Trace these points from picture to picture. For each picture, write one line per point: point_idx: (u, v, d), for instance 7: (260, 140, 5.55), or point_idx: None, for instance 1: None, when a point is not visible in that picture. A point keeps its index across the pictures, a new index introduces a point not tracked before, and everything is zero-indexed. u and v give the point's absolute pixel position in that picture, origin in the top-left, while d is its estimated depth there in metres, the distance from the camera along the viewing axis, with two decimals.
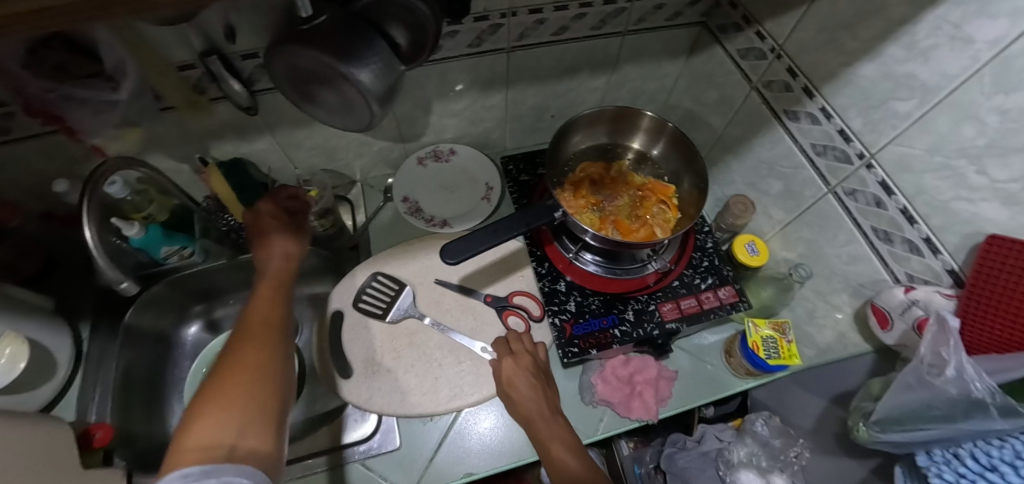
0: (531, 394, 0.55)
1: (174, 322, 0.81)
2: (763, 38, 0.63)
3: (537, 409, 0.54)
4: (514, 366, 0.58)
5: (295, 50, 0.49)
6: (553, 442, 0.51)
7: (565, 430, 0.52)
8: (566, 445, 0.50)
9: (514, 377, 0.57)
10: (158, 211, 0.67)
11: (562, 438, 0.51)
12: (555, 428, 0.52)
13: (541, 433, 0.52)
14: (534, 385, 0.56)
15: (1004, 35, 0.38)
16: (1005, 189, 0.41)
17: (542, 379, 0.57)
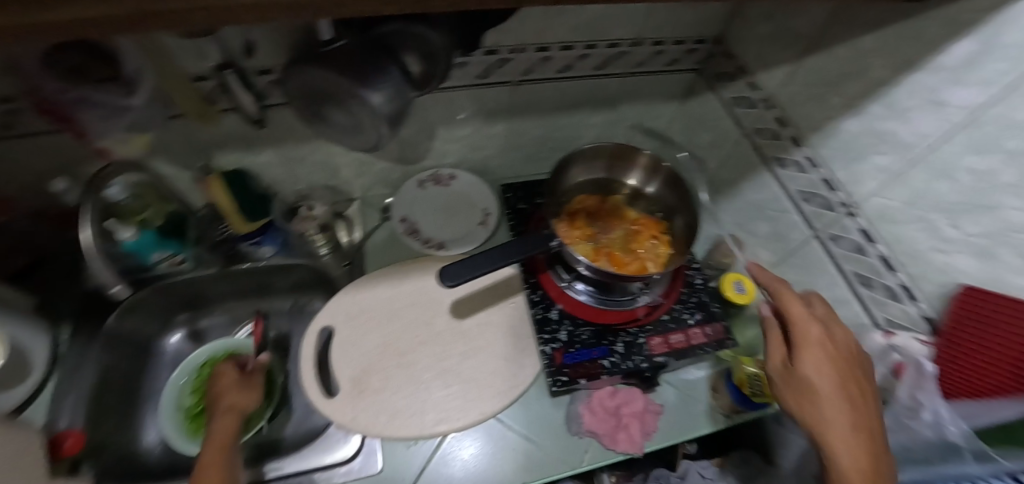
0: (819, 390, 0.50)
1: (156, 331, 0.78)
2: (754, 88, 0.67)
3: (830, 405, 0.49)
4: (816, 343, 0.53)
5: (314, 71, 0.52)
6: (843, 447, 0.47)
7: (869, 445, 0.47)
8: (863, 462, 0.46)
9: (806, 351, 0.53)
10: (154, 216, 0.68)
11: (857, 454, 0.47)
12: (848, 438, 0.47)
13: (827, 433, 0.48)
14: (832, 356, 0.52)
15: (975, 102, 0.42)
16: (977, 242, 0.45)
17: (845, 377, 0.50)
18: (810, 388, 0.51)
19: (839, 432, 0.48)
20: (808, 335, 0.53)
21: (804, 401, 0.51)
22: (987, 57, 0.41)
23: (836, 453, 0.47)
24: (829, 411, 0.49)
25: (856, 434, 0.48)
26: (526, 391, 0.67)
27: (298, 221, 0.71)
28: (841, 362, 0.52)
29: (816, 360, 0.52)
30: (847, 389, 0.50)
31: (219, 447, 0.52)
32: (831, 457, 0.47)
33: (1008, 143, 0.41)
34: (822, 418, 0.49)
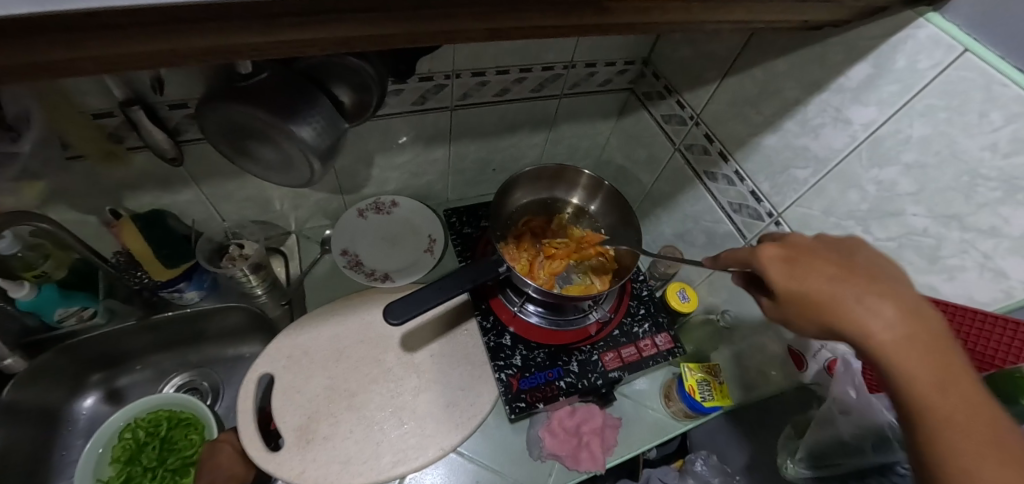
0: (867, 307, 0.31)
1: (66, 395, 0.69)
2: (683, 106, 0.70)
3: (878, 323, 0.31)
4: (807, 252, 0.36)
5: (229, 108, 0.47)
6: (939, 389, 0.28)
7: (948, 359, 0.29)
8: (971, 403, 0.27)
9: (807, 268, 0.35)
10: (55, 269, 0.59)
11: (962, 395, 0.28)
12: (922, 365, 0.29)
13: (901, 369, 0.29)
14: (844, 270, 0.34)
15: (874, 119, 0.47)
16: (887, 246, 0.49)
17: (866, 273, 0.33)
18: (846, 310, 0.32)
19: (911, 354, 0.29)
20: (795, 251, 0.37)
21: (859, 334, 0.31)
22: (882, 79, 0.46)
23: (929, 398, 0.28)
24: (889, 333, 0.30)
25: (939, 357, 0.29)
26: (485, 419, 0.65)
27: (227, 263, 0.66)
28: (849, 258, 0.35)
29: (824, 273, 0.34)
30: (891, 290, 0.32)
31: None
32: (918, 403, 0.28)
33: (904, 156, 0.45)
34: (886, 350, 0.30)
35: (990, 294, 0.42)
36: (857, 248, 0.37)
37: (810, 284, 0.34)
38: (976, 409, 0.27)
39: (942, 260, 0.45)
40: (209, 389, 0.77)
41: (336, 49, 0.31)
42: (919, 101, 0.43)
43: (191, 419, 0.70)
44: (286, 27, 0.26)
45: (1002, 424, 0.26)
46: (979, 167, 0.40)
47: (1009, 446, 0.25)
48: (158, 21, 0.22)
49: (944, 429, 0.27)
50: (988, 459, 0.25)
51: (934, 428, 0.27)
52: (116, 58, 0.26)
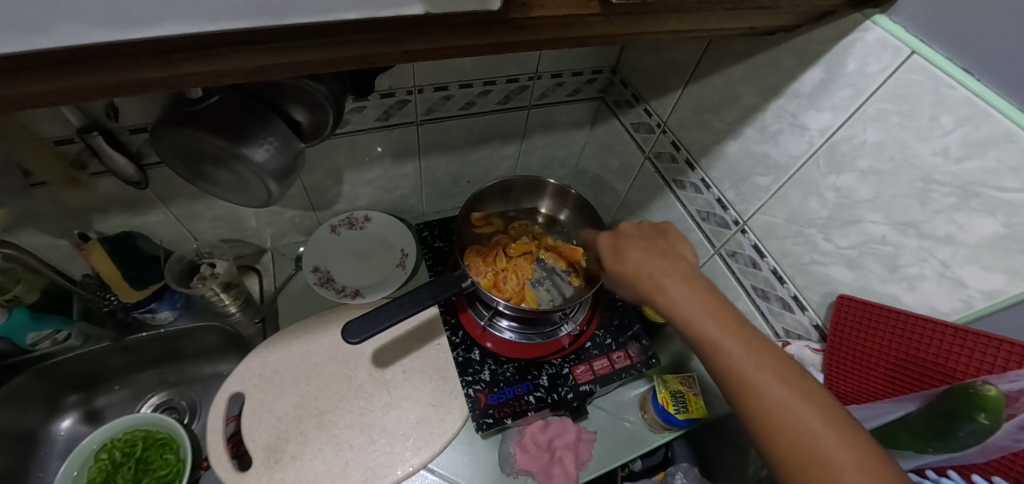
0: (659, 278, 0.42)
1: (42, 417, 0.70)
2: (650, 114, 0.70)
3: (671, 281, 0.41)
4: (625, 243, 0.48)
5: (180, 132, 0.47)
6: (706, 318, 0.37)
7: (714, 300, 0.39)
8: (729, 323, 0.37)
9: (625, 254, 0.47)
10: (26, 292, 0.60)
11: (722, 321, 0.37)
12: (693, 310, 0.38)
13: (680, 311, 0.39)
14: (649, 253, 0.45)
15: (829, 125, 0.46)
16: (848, 254, 0.48)
17: (658, 253, 0.45)
18: (650, 282, 0.43)
19: (685, 306, 0.39)
20: (620, 242, 0.48)
21: (657, 296, 0.42)
22: (834, 84, 0.44)
23: (699, 330, 0.37)
24: (675, 294, 0.40)
25: (707, 298, 0.39)
26: (455, 437, 0.64)
27: (197, 283, 0.66)
28: (657, 240, 0.47)
29: (638, 255, 0.45)
30: (674, 262, 0.43)
31: None
32: (697, 336, 0.37)
33: (860, 162, 0.44)
34: (673, 308, 0.40)
35: (951, 303, 0.41)
36: (666, 234, 0.48)
37: (627, 268, 0.45)
38: (732, 331, 0.36)
39: (902, 269, 0.43)
40: (186, 408, 0.78)
41: (251, 77, 0.30)
42: (872, 105, 0.42)
43: (167, 438, 0.70)
44: (178, 63, 0.25)
45: (754, 338, 0.36)
46: (932, 172, 0.39)
47: (748, 344, 0.35)
48: (37, 65, 0.22)
49: (715, 352, 0.36)
50: (741, 359, 0.34)
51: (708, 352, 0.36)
52: (21, 99, 0.26)
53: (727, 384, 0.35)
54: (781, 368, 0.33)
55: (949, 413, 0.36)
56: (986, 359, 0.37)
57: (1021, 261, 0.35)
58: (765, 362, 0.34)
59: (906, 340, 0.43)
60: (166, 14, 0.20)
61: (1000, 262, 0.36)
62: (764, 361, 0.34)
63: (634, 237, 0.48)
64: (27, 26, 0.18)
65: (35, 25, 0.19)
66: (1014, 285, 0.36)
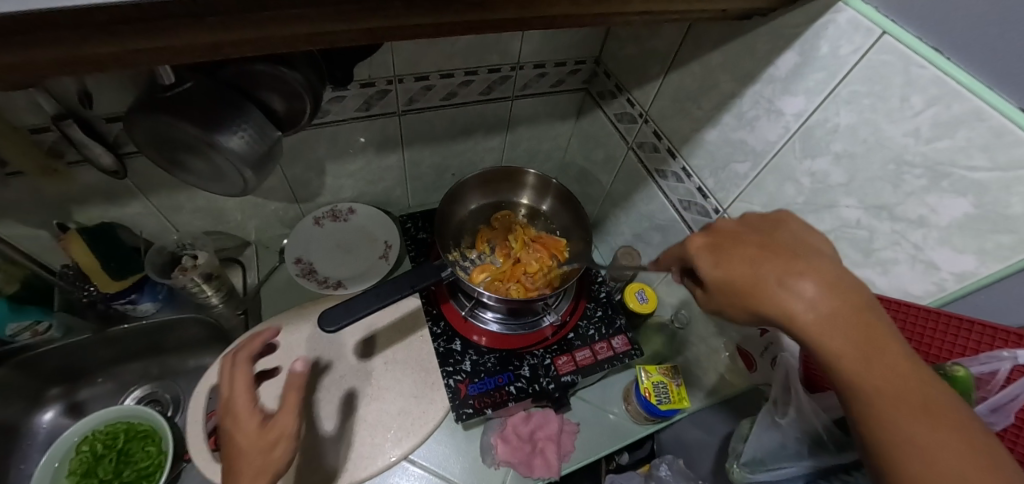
0: (791, 290, 0.29)
1: (23, 410, 0.70)
2: (632, 104, 0.69)
3: (816, 301, 0.28)
4: (729, 238, 0.35)
5: (155, 119, 0.47)
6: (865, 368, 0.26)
7: (879, 332, 0.27)
8: (908, 383, 0.25)
9: (731, 253, 0.33)
10: (5, 282, 0.60)
11: (891, 370, 0.26)
12: (845, 346, 0.27)
13: (826, 345, 0.27)
14: (771, 249, 0.32)
15: (804, 109, 0.46)
16: (824, 240, 0.47)
17: (784, 249, 0.32)
18: (779, 298, 0.29)
19: (834, 336, 0.27)
20: (724, 241, 0.35)
21: (786, 314, 0.29)
22: (807, 68, 0.44)
23: (855, 378, 0.26)
24: (817, 316, 0.28)
25: (871, 335, 0.27)
26: (436, 428, 0.64)
27: (178, 274, 0.66)
28: (777, 235, 0.33)
29: (754, 256, 0.32)
30: (813, 261, 0.30)
31: (275, 433, 0.46)
32: (852, 388, 0.26)
33: (834, 145, 0.44)
34: (813, 335, 0.28)
35: (923, 287, 0.40)
36: (787, 226, 0.34)
37: (734, 272, 0.32)
38: (908, 389, 0.25)
39: (877, 253, 0.43)
40: (170, 401, 0.78)
41: (211, 55, 0.30)
42: (845, 88, 0.42)
43: (148, 431, 0.70)
44: (129, 36, 0.25)
45: (939, 404, 0.25)
46: (904, 153, 0.38)
47: (934, 417, 0.24)
48: None
49: (878, 416, 0.25)
50: (928, 441, 0.23)
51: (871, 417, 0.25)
52: None
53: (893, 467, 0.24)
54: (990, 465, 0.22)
55: None
56: (961, 342, 0.37)
57: (991, 242, 0.35)
58: (966, 449, 0.23)
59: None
60: None
61: (972, 244, 0.36)
62: (964, 447, 0.23)
63: (744, 230, 0.35)
64: None
65: None
66: (986, 265, 0.35)
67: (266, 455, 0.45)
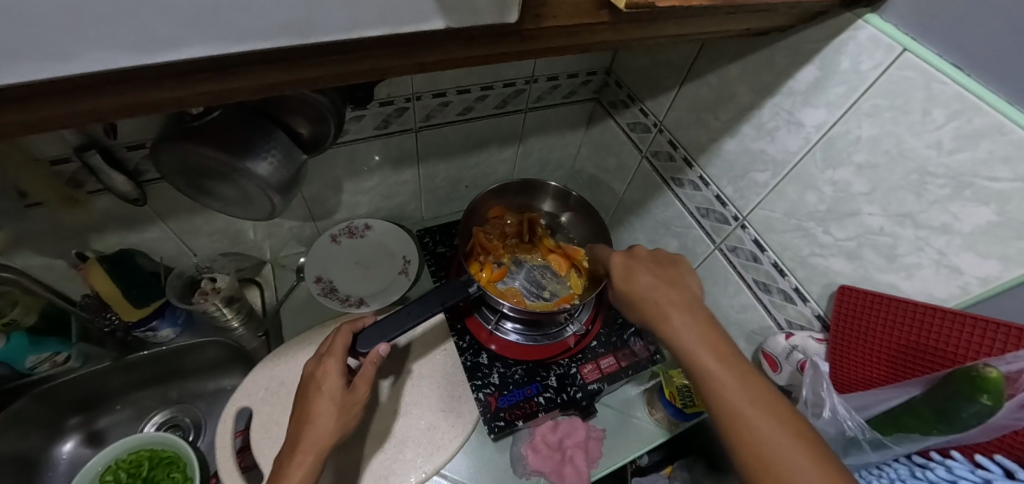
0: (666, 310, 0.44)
1: (43, 441, 0.69)
2: (646, 114, 0.71)
3: (675, 311, 0.43)
4: (637, 265, 0.50)
5: (182, 147, 0.46)
6: (708, 358, 0.39)
7: (720, 339, 0.41)
8: (733, 366, 0.38)
9: (636, 276, 0.49)
10: (25, 315, 0.59)
11: (727, 361, 0.39)
12: (700, 345, 0.40)
13: (684, 344, 0.41)
14: (664, 278, 0.47)
15: (825, 121, 0.47)
16: (846, 246, 0.49)
17: (668, 280, 0.47)
18: (655, 310, 0.45)
19: (691, 339, 0.41)
20: (631, 262, 0.51)
21: (662, 323, 0.44)
22: (829, 81, 0.46)
23: (703, 366, 0.39)
24: (681, 328, 0.42)
25: (714, 339, 0.41)
26: (466, 441, 0.64)
27: (199, 299, 0.66)
28: (666, 269, 0.49)
29: (643, 278, 0.48)
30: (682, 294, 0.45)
31: (346, 404, 0.52)
32: (697, 372, 0.39)
33: (855, 156, 0.45)
34: (679, 340, 0.42)
35: (948, 290, 0.42)
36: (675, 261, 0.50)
37: (634, 292, 0.47)
38: (734, 371, 0.38)
39: (900, 258, 0.45)
40: (190, 424, 0.77)
41: (266, 93, 0.30)
42: (866, 102, 0.43)
43: (172, 456, 0.69)
44: (197, 83, 0.25)
45: (755, 381, 0.37)
46: (927, 164, 0.40)
47: (749, 387, 0.37)
48: (58, 90, 0.22)
49: (714, 387, 0.38)
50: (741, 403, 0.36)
51: (708, 390, 0.38)
52: (33, 123, 0.25)
53: (723, 423, 0.36)
54: (776, 410, 0.35)
55: (950, 395, 0.38)
56: (985, 344, 0.39)
57: (1013, 247, 0.37)
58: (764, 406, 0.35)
59: (909, 328, 0.44)
60: (197, 35, 0.21)
61: (995, 249, 0.38)
62: (763, 405, 0.35)
63: (647, 259, 0.50)
64: (58, 54, 0.19)
65: (65, 52, 0.19)
66: (1009, 270, 0.37)
67: (336, 421, 0.50)
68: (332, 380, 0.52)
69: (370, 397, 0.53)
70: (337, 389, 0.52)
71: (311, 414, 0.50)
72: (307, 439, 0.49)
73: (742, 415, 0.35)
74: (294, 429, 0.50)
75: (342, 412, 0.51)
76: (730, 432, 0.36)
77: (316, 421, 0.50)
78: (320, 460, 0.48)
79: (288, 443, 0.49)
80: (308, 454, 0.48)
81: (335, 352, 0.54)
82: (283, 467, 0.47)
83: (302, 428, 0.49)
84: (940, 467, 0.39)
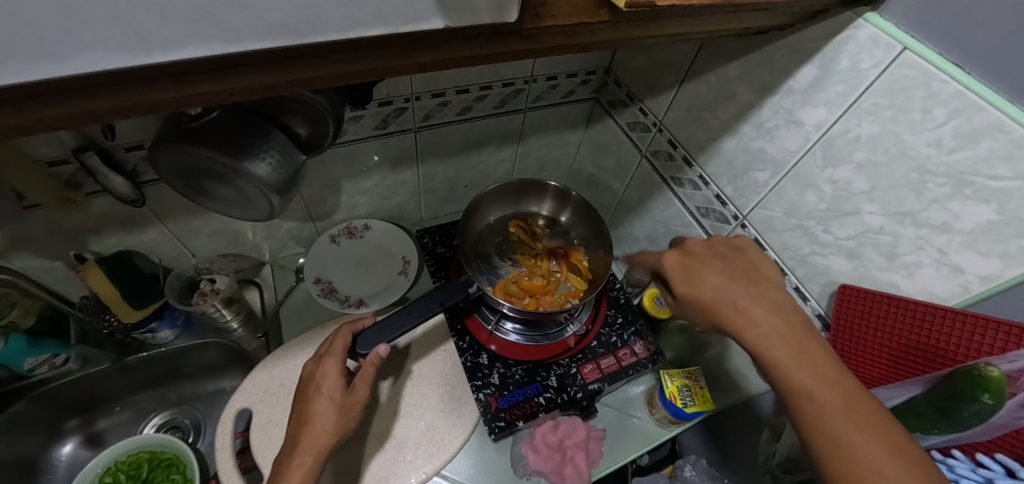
0: (741, 312, 0.41)
1: (42, 444, 0.69)
2: (645, 113, 0.71)
3: (753, 313, 0.40)
4: (699, 262, 0.47)
5: (180, 148, 0.46)
6: (795, 364, 0.36)
7: (807, 342, 0.38)
8: (827, 378, 0.35)
9: (701, 274, 0.46)
10: (22, 317, 0.59)
11: (815, 367, 0.36)
12: (784, 352, 0.37)
13: (762, 349, 0.38)
14: (736, 275, 0.44)
15: (824, 119, 0.47)
16: (846, 245, 0.49)
17: (739, 277, 0.44)
18: (730, 312, 0.41)
19: (773, 345, 0.38)
20: (691, 260, 0.47)
21: (736, 326, 0.41)
22: (828, 80, 0.46)
23: (789, 373, 0.36)
24: (760, 331, 0.39)
25: (802, 343, 0.38)
26: (466, 441, 0.64)
27: (198, 300, 0.66)
28: (737, 265, 0.46)
29: (771, 269, 0.45)
30: (759, 292, 0.42)
31: (345, 405, 0.52)
32: (782, 379, 0.37)
33: (855, 155, 0.45)
34: (759, 344, 0.39)
35: (949, 289, 0.42)
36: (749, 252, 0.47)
37: (700, 290, 0.44)
38: (825, 379, 0.35)
39: (901, 257, 0.45)
40: (190, 426, 0.77)
41: (263, 94, 0.30)
42: (866, 100, 0.43)
43: (172, 458, 0.69)
44: (194, 83, 0.25)
45: (852, 392, 0.34)
46: (927, 163, 0.40)
47: (843, 397, 0.34)
48: (54, 91, 0.22)
49: (801, 396, 0.35)
50: (830, 416, 0.33)
51: (793, 399, 0.36)
52: (25, 125, 0.25)
53: (810, 435, 0.34)
54: (880, 426, 0.32)
55: (951, 394, 0.38)
56: (985, 343, 0.39)
57: (1014, 246, 0.36)
58: (857, 421, 0.32)
59: (909, 327, 0.44)
60: (193, 35, 0.20)
61: (995, 248, 0.38)
62: (859, 420, 0.32)
63: (713, 253, 0.47)
64: (52, 54, 0.19)
65: (60, 53, 0.19)
66: (1010, 269, 0.37)
67: (335, 422, 0.50)
68: (332, 380, 0.52)
69: (369, 397, 0.53)
70: (337, 390, 0.52)
71: (310, 414, 0.50)
72: (306, 440, 0.48)
73: (834, 430, 0.33)
74: (294, 430, 0.50)
75: (342, 414, 0.51)
76: (824, 450, 0.33)
77: (315, 422, 0.49)
78: (320, 461, 0.48)
79: (287, 444, 0.49)
80: (308, 455, 0.48)
81: (335, 353, 0.54)
82: (282, 468, 0.47)
83: (301, 429, 0.49)
84: (942, 466, 0.39)
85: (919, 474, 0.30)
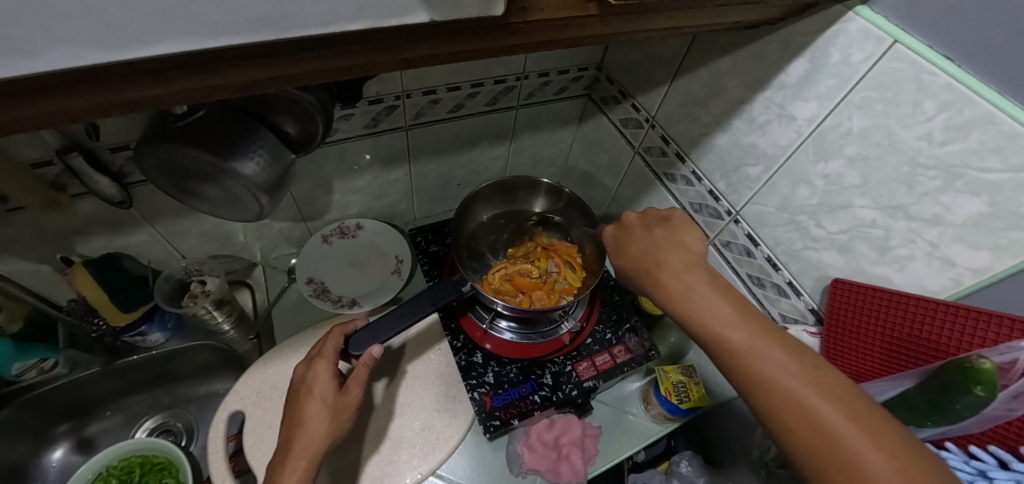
0: (668, 278, 0.40)
1: (31, 449, 0.68)
2: (638, 110, 0.70)
3: (675, 273, 0.40)
4: (635, 235, 0.47)
5: (166, 148, 0.45)
6: (714, 315, 0.36)
7: (729, 295, 0.37)
8: (747, 319, 0.34)
9: (635, 244, 0.46)
10: (10, 321, 0.58)
11: (736, 316, 0.35)
12: (709, 307, 0.36)
13: (686, 305, 0.38)
14: (666, 241, 0.44)
15: (816, 113, 0.47)
16: (839, 239, 0.49)
17: (669, 242, 0.44)
18: (658, 278, 0.41)
19: (697, 303, 0.37)
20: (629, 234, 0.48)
21: (666, 291, 0.40)
22: (819, 74, 0.45)
23: (713, 327, 0.35)
24: (681, 291, 0.39)
25: (722, 294, 0.37)
26: (461, 441, 0.64)
27: (188, 301, 0.65)
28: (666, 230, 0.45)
29: (694, 237, 0.44)
30: (684, 255, 0.42)
31: (339, 407, 0.51)
32: (705, 332, 0.36)
33: (847, 149, 0.45)
34: (685, 306, 0.38)
35: (940, 282, 0.42)
36: (676, 221, 0.46)
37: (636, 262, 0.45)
38: (748, 326, 0.34)
39: (893, 250, 0.45)
40: (182, 429, 0.77)
41: (245, 92, 0.30)
42: (857, 94, 0.43)
43: (165, 462, 0.68)
44: (173, 81, 0.25)
45: (775, 334, 0.33)
46: (918, 156, 0.40)
47: (766, 338, 0.33)
48: (24, 90, 0.22)
49: (729, 347, 0.34)
50: (764, 357, 0.32)
51: (722, 352, 0.34)
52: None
53: (746, 385, 0.32)
54: (810, 366, 0.31)
55: (943, 388, 0.38)
56: (977, 336, 0.39)
57: (1005, 238, 0.36)
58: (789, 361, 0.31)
59: (902, 321, 0.44)
60: (169, 30, 0.20)
61: (986, 240, 0.38)
62: (789, 359, 0.31)
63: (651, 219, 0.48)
64: (22, 51, 0.18)
65: (29, 49, 0.18)
66: (1001, 261, 0.37)
67: (329, 425, 0.50)
68: (325, 383, 0.52)
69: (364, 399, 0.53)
70: (329, 393, 0.51)
71: (303, 418, 0.49)
72: (299, 445, 0.48)
73: (764, 370, 0.31)
74: (287, 435, 0.49)
75: (335, 417, 0.51)
76: (760, 396, 0.31)
77: (308, 426, 0.49)
78: (315, 464, 0.47)
79: (280, 449, 0.48)
80: (301, 460, 0.47)
81: (327, 356, 0.54)
82: (275, 475, 0.46)
83: (294, 433, 0.48)
84: None
85: (843, 402, 0.28)
